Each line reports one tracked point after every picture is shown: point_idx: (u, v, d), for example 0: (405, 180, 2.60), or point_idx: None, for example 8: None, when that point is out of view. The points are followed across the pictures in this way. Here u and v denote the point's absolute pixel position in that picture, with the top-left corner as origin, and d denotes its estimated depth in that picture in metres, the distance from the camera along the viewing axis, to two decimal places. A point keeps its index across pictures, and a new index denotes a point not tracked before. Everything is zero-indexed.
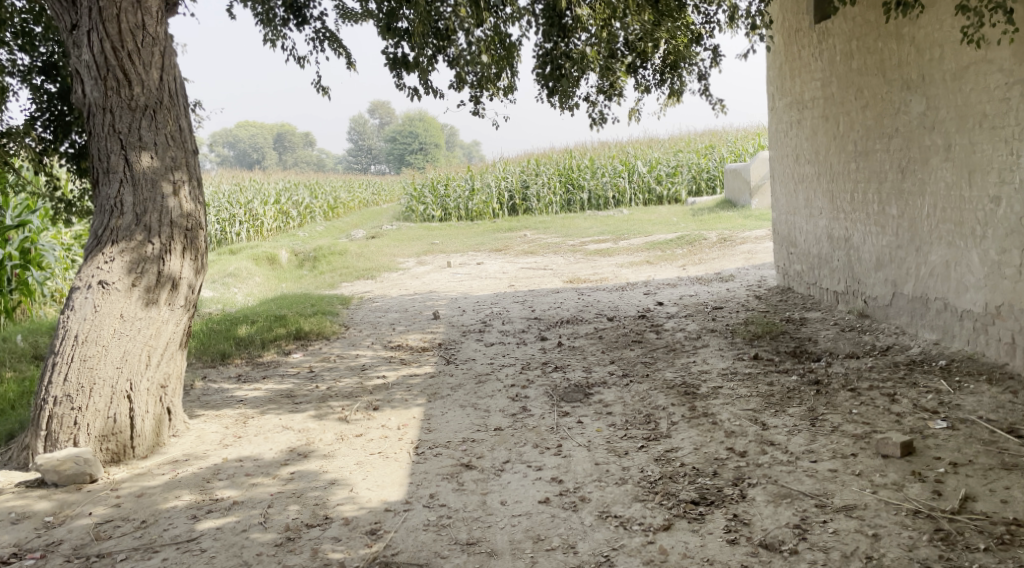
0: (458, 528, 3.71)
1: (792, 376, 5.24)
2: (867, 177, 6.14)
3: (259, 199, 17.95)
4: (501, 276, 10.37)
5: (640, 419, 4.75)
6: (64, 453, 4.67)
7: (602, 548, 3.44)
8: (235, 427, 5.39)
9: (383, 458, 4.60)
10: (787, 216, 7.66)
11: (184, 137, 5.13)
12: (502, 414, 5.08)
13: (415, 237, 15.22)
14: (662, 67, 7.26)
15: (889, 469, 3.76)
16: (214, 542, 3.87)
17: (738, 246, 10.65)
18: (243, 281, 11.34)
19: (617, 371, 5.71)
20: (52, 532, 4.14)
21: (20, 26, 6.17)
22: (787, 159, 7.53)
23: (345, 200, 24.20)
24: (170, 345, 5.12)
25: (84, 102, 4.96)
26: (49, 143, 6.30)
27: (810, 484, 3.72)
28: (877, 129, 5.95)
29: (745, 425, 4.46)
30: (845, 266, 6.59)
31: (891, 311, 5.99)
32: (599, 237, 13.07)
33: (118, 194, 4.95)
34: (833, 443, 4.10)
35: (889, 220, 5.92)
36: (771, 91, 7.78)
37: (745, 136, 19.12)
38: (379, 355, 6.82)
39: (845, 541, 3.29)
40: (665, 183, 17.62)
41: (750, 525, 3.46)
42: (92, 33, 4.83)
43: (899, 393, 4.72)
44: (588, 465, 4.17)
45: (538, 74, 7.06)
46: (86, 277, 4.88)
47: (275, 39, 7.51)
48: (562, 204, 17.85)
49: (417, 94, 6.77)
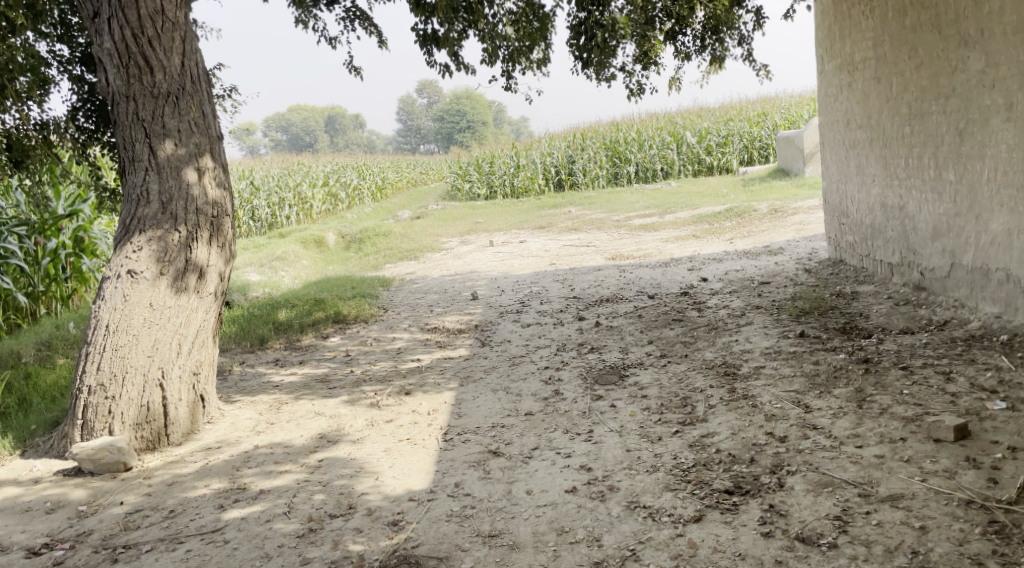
0: (481, 519, 3.58)
1: (840, 354, 4.96)
2: (923, 141, 5.79)
3: (308, 183, 17.99)
4: (543, 254, 10.17)
5: (676, 402, 4.54)
6: (99, 442, 4.57)
7: (629, 541, 3.27)
8: (269, 413, 5.25)
9: (411, 445, 4.47)
10: (837, 184, 7.31)
11: (208, 123, 4.97)
12: (534, 398, 4.92)
13: (461, 216, 15.08)
14: (702, 32, 6.95)
15: (941, 455, 3.51)
16: (238, 533, 3.78)
17: (791, 217, 10.28)
18: (290, 264, 11.32)
19: (655, 351, 5.52)
20: (84, 522, 4.05)
21: (59, 17, 5.90)
22: (837, 125, 7.16)
23: (393, 180, 24.21)
24: (201, 333, 5.00)
25: (108, 90, 4.83)
26: (91, 133, 6.15)
27: (853, 471, 3.48)
28: (932, 89, 5.60)
29: (786, 408, 4.23)
30: (899, 236, 6.24)
31: (948, 283, 5.64)
32: (645, 211, 12.76)
33: (144, 183, 4.83)
34: (881, 426, 3.85)
35: (945, 186, 5.57)
36: (819, 54, 7.39)
37: (799, 103, 18.45)
38: (415, 338, 6.71)
39: (889, 534, 3.07)
40: (715, 153, 17.10)
41: (787, 516, 3.26)
42: (113, 20, 4.69)
43: (955, 370, 4.43)
44: (619, 452, 3.99)
45: (572, 45, 6.87)
46: (116, 266, 4.79)
47: (307, 20, 7.41)
48: (610, 178, 17.53)
49: (449, 70, 6.58)
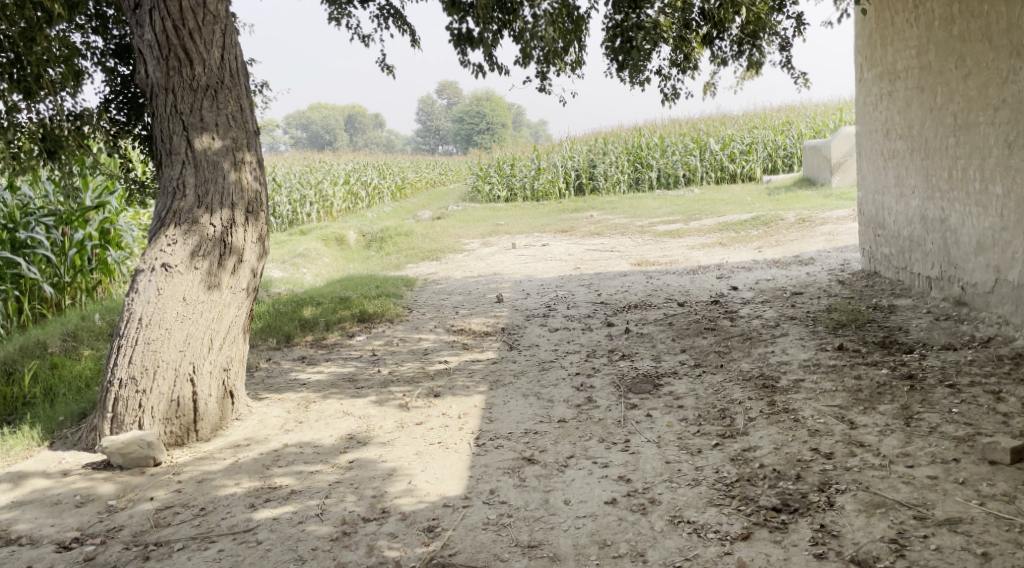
0: (519, 529, 3.48)
1: (882, 369, 4.83)
2: (969, 153, 5.65)
3: (329, 180, 17.95)
4: (566, 258, 10.06)
5: (714, 414, 4.43)
6: (129, 435, 4.48)
7: (675, 557, 3.17)
8: (297, 411, 5.16)
9: (443, 449, 4.37)
10: (874, 196, 7.16)
11: (245, 117, 4.89)
12: (566, 405, 4.81)
13: (482, 218, 14.98)
14: (740, 38, 6.80)
15: (998, 478, 3.39)
16: (270, 534, 3.69)
17: (819, 227, 10.15)
18: (312, 262, 11.25)
19: (689, 361, 5.40)
20: (113, 517, 3.97)
21: (94, 9, 5.87)
22: (876, 134, 7.01)
23: (412, 180, 24.18)
24: (233, 328, 4.91)
25: (147, 82, 4.77)
26: (122, 125, 6.14)
27: (906, 492, 3.36)
28: (981, 100, 5.47)
29: (830, 424, 4.10)
30: (939, 249, 6.09)
31: (992, 299, 5.49)
32: (669, 217, 12.64)
33: (181, 176, 4.75)
34: (932, 446, 3.72)
35: (992, 199, 5.43)
36: (858, 62, 7.23)
37: (824, 112, 18.28)
38: (442, 339, 6.61)
39: (950, 560, 2.97)
40: (738, 161, 16.92)
41: (840, 537, 3.15)
42: (154, 12, 4.63)
43: (1005, 390, 4.30)
44: (658, 463, 3.89)
45: (608, 47, 6.74)
46: (150, 259, 4.71)
47: (341, 17, 7.33)
48: (631, 183, 17.41)
49: (481, 70, 6.44)
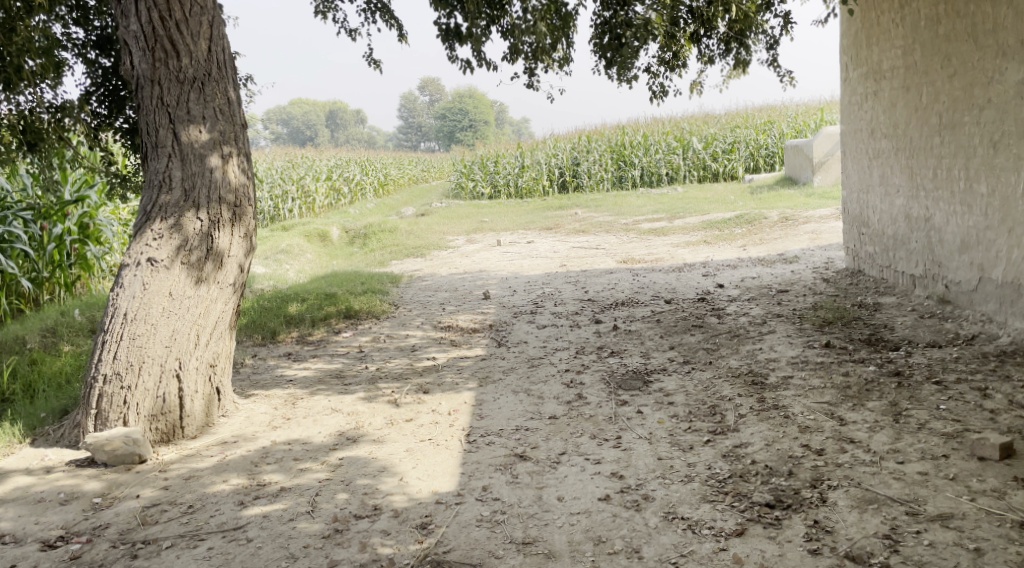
0: (513, 525, 3.48)
1: (869, 366, 4.86)
2: (953, 152, 5.71)
3: (312, 176, 17.84)
4: (552, 255, 10.06)
5: (704, 410, 4.44)
6: (114, 432, 4.42)
7: (670, 554, 3.18)
8: (284, 408, 5.12)
9: (434, 446, 4.35)
10: (858, 194, 7.21)
11: (232, 110, 4.84)
12: (557, 401, 4.81)
13: (466, 215, 14.94)
14: (727, 36, 6.82)
15: (988, 474, 3.43)
16: (260, 531, 3.66)
17: (802, 226, 10.23)
18: (295, 258, 11.17)
19: (678, 357, 5.42)
20: (100, 515, 3.92)
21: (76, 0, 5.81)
22: (860, 133, 7.06)
23: (395, 176, 24.10)
24: (220, 324, 4.87)
25: (132, 74, 4.71)
26: (103, 118, 6.02)
27: (898, 488, 3.39)
28: (966, 100, 5.52)
29: (820, 420, 4.13)
30: (923, 248, 6.14)
31: (976, 297, 5.55)
32: (653, 215, 12.68)
33: (167, 169, 4.70)
34: (922, 442, 3.76)
35: (976, 198, 5.49)
36: (844, 61, 7.27)
37: (806, 112, 18.40)
38: (429, 336, 6.58)
39: (943, 556, 3.00)
40: (721, 159, 16.99)
41: (834, 533, 3.17)
42: (140, 2, 4.58)
43: (991, 387, 4.34)
44: (650, 460, 3.89)
45: (595, 44, 6.80)
46: (135, 254, 4.66)
47: (328, 11, 7.29)
48: (614, 181, 17.45)
49: (469, 65, 6.42)
